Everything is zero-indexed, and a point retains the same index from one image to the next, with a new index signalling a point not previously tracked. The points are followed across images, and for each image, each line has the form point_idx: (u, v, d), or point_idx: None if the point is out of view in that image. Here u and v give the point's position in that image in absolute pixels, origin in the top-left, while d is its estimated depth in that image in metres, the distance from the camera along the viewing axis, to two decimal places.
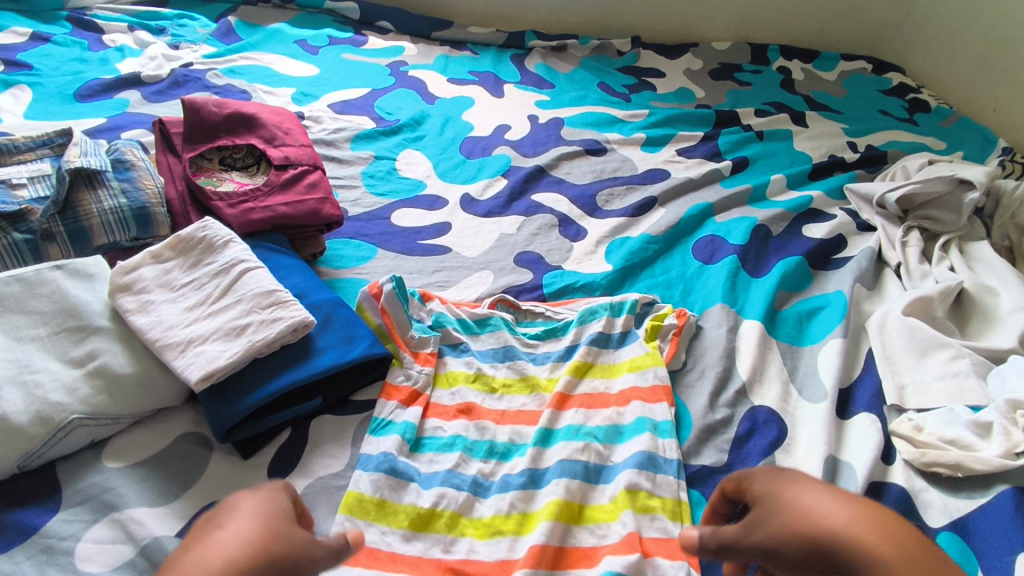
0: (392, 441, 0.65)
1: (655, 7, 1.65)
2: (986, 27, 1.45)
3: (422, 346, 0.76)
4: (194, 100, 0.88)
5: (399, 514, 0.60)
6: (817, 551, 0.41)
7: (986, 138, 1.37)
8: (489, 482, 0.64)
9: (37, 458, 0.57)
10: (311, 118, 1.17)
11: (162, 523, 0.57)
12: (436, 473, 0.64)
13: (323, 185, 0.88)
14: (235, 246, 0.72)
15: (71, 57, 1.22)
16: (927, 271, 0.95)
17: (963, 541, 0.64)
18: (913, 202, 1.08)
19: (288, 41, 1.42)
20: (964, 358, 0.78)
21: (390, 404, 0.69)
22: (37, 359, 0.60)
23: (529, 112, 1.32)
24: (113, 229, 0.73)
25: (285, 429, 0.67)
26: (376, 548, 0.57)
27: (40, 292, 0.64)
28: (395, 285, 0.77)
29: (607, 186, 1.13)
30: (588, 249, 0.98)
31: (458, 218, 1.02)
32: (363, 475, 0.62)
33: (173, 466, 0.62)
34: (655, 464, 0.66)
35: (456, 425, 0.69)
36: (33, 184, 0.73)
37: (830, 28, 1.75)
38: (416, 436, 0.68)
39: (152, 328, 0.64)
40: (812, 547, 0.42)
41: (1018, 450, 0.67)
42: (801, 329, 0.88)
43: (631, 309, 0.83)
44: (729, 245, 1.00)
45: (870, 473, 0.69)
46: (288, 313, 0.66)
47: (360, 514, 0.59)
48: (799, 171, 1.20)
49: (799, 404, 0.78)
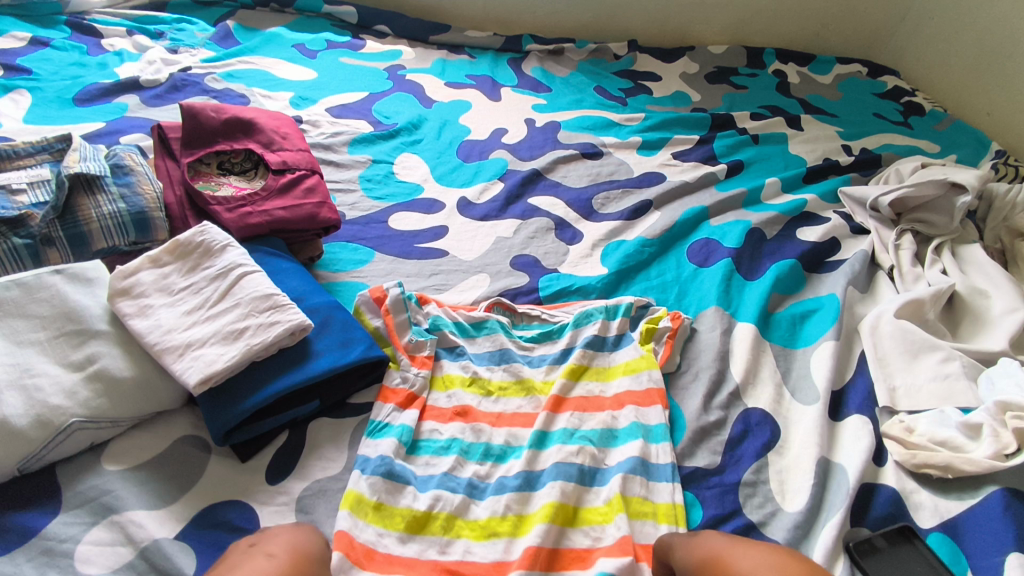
0: (390, 444, 0.66)
1: (651, 10, 1.66)
2: (980, 31, 1.46)
3: (419, 350, 0.76)
4: (193, 106, 0.89)
5: (397, 516, 0.61)
6: None
7: (980, 140, 1.38)
8: (484, 485, 0.65)
9: (38, 461, 0.58)
10: (310, 122, 1.18)
11: (161, 525, 0.57)
12: (432, 476, 0.65)
13: (321, 190, 0.88)
14: (233, 251, 0.73)
15: (70, 61, 1.23)
16: (919, 275, 0.96)
17: (953, 541, 0.65)
18: (906, 205, 1.09)
19: (287, 45, 1.43)
20: (955, 360, 0.79)
21: (387, 407, 0.70)
22: (37, 363, 0.61)
23: (526, 116, 1.32)
24: (113, 234, 0.74)
25: (283, 432, 0.68)
26: (373, 549, 0.58)
27: (40, 296, 0.65)
28: (401, 290, 0.80)
29: (603, 190, 1.14)
30: (584, 253, 0.99)
31: (455, 221, 1.03)
32: (361, 476, 0.63)
33: (171, 469, 0.62)
34: (648, 470, 0.67)
35: (452, 428, 0.70)
36: (33, 190, 0.73)
37: (825, 32, 1.76)
38: (413, 439, 0.68)
39: (151, 332, 0.65)
40: None
41: (1008, 451, 0.67)
42: (795, 331, 0.89)
43: (626, 313, 0.83)
44: (724, 248, 1.00)
45: (862, 474, 0.69)
46: (285, 317, 0.67)
47: (359, 514, 0.60)
48: (794, 175, 1.21)
49: (792, 406, 0.79)
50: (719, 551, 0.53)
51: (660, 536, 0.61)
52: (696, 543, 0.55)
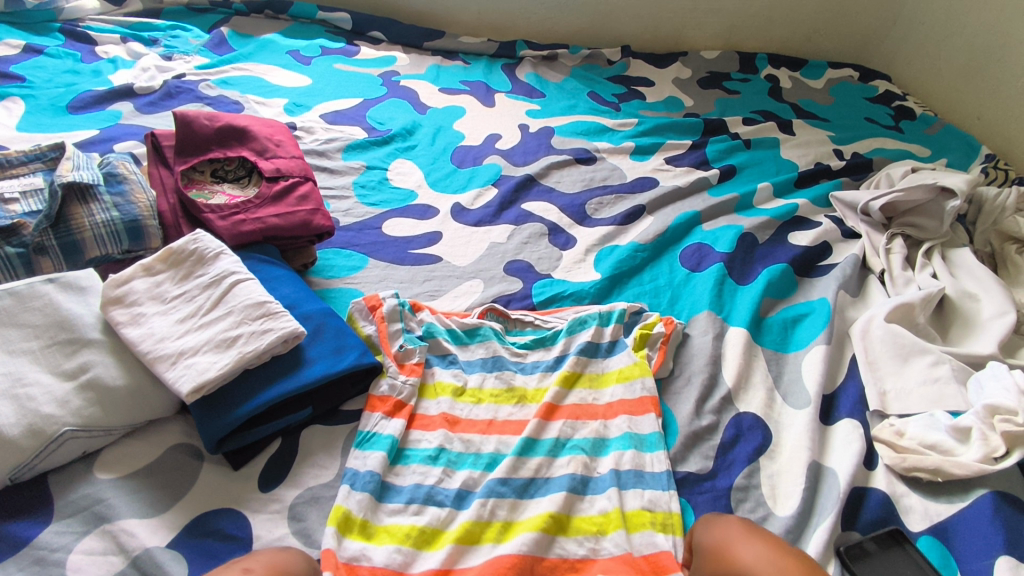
0: (378, 459, 0.65)
1: (645, 16, 1.67)
2: (970, 35, 1.47)
3: (408, 357, 0.76)
4: (186, 114, 0.89)
5: (385, 534, 0.61)
6: None
7: (970, 144, 1.39)
8: (471, 493, 0.65)
9: (30, 471, 0.58)
10: (304, 129, 1.18)
11: (153, 534, 0.57)
12: (424, 484, 0.65)
13: (314, 197, 0.89)
14: (227, 258, 0.73)
15: (64, 69, 1.23)
16: (909, 278, 0.97)
17: (943, 544, 0.65)
18: (896, 210, 1.09)
19: (281, 52, 1.43)
20: (944, 364, 0.79)
21: (374, 416, 0.70)
22: (29, 372, 0.61)
23: (520, 121, 1.33)
24: (106, 242, 0.74)
25: (275, 440, 0.68)
26: (356, 564, 0.58)
27: (32, 305, 0.65)
28: (397, 300, 0.81)
29: (596, 195, 1.14)
30: (577, 258, 0.99)
31: (449, 227, 1.03)
32: (352, 493, 0.63)
33: (164, 477, 0.62)
34: (642, 479, 0.67)
35: (438, 436, 0.70)
36: (26, 199, 0.74)
37: (817, 37, 1.77)
38: (398, 448, 0.68)
39: (144, 341, 0.65)
40: None
41: (996, 454, 0.68)
42: (786, 335, 0.89)
43: (619, 319, 0.84)
44: (716, 253, 1.01)
45: (852, 479, 0.70)
46: (278, 324, 0.67)
47: (345, 531, 0.60)
48: (786, 179, 1.21)
49: (784, 410, 0.79)
50: (728, 540, 0.59)
51: (654, 546, 0.62)
52: (717, 526, 0.61)
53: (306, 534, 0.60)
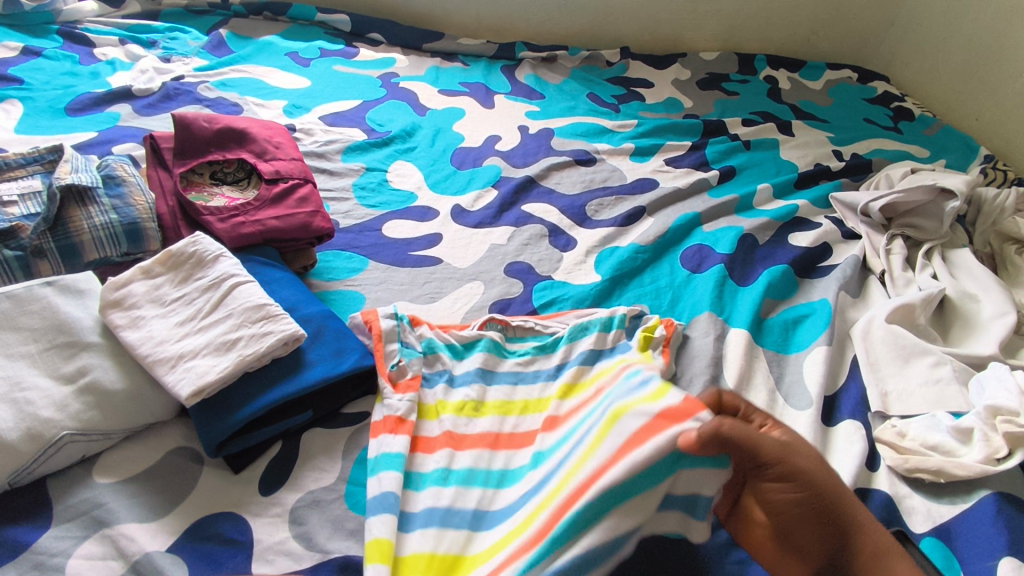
0: (394, 478, 0.63)
1: (644, 17, 1.67)
2: (968, 36, 1.47)
3: (402, 375, 0.74)
4: (185, 116, 0.89)
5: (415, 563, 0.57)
6: (824, 515, 0.55)
7: (969, 145, 1.39)
8: (489, 513, 0.62)
9: (28, 475, 0.58)
10: (303, 131, 1.18)
11: (153, 539, 0.57)
12: (439, 505, 0.62)
13: (314, 199, 0.88)
14: (226, 261, 0.72)
15: (62, 71, 1.23)
16: (910, 279, 0.97)
17: (945, 546, 0.65)
18: (896, 211, 1.10)
19: (280, 53, 1.43)
20: (945, 365, 0.79)
21: (377, 438, 0.67)
22: (28, 375, 0.61)
23: (519, 123, 1.33)
24: (104, 245, 0.74)
25: (276, 443, 0.67)
26: None
27: (31, 309, 0.64)
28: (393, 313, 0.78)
29: (596, 196, 1.14)
30: (578, 260, 0.99)
31: (449, 229, 1.03)
32: (375, 519, 0.59)
33: (164, 481, 0.62)
34: None
35: (445, 456, 0.67)
36: (24, 202, 0.73)
37: (815, 38, 1.78)
38: (406, 471, 0.65)
39: (143, 344, 0.65)
40: (823, 512, 0.55)
41: (998, 455, 0.68)
42: (787, 336, 0.89)
43: (620, 324, 0.83)
44: (717, 254, 1.01)
45: (855, 480, 0.70)
46: (278, 327, 0.67)
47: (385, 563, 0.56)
48: (785, 181, 1.21)
49: (785, 412, 0.79)
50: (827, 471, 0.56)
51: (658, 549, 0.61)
52: (806, 445, 0.57)
53: (307, 538, 0.60)
